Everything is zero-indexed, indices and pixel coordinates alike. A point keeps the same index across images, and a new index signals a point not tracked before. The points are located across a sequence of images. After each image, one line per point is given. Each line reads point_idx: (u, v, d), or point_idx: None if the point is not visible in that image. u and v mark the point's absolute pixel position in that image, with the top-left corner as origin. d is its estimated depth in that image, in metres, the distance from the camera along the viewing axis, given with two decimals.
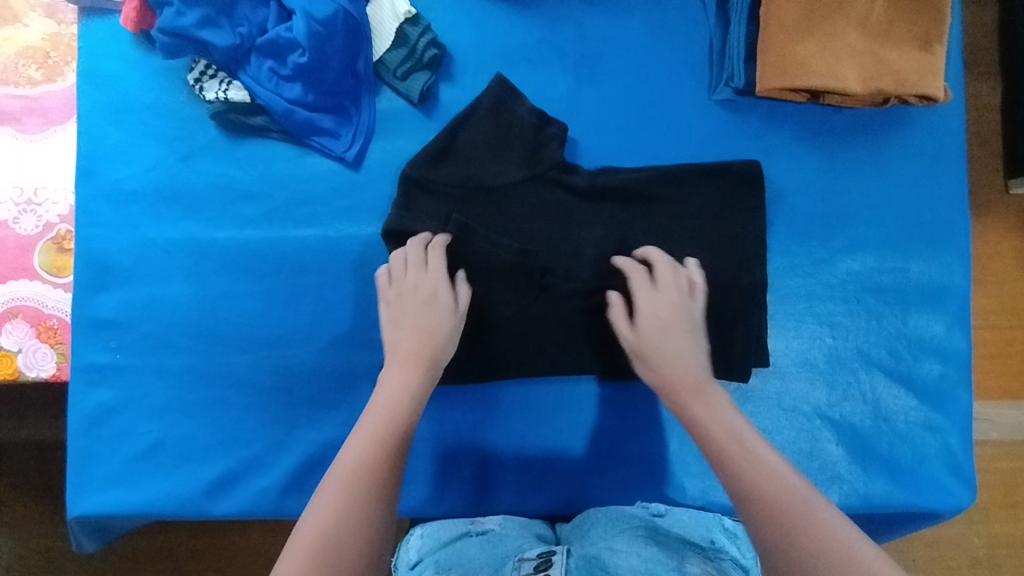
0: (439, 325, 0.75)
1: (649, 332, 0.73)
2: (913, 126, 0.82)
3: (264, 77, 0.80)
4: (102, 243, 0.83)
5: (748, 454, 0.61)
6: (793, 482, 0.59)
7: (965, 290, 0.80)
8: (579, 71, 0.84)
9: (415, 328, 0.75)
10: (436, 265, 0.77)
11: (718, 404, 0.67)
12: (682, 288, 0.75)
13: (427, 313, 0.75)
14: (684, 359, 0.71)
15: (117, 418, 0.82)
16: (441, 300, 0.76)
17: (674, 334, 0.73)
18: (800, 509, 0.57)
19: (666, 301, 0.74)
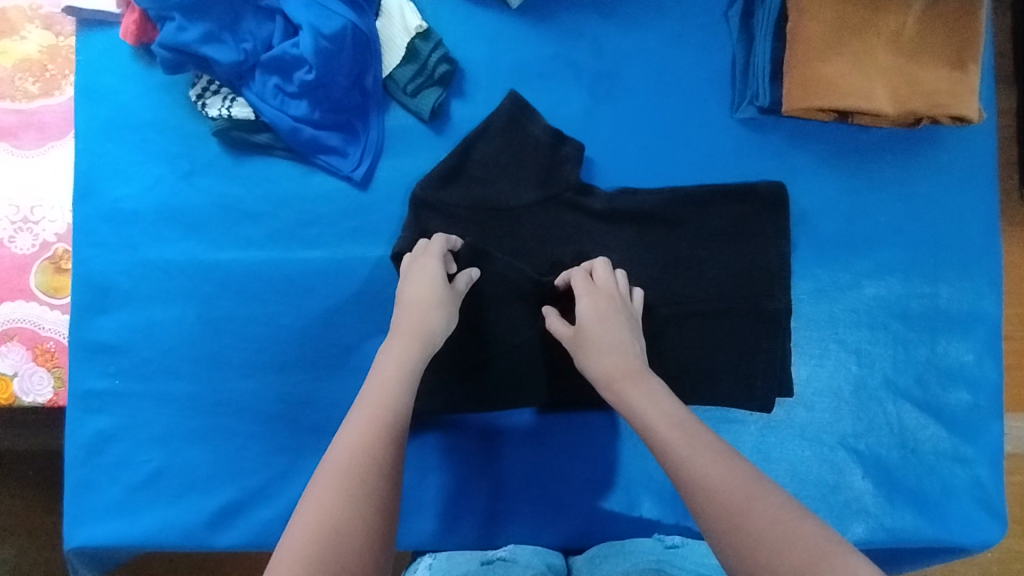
0: (431, 293, 0.69)
1: (586, 319, 0.69)
2: (943, 146, 0.78)
3: (269, 94, 0.77)
4: (100, 263, 0.80)
5: (705, 446, 0.57)
6: (749, 474, 0.54)
7: (995, 317, 0.77)
8: (595, 87, 0.81)
9: (407, 302, 0.69)
10: (435, 246, 0.72)
11: (658, 393, 0.64)
12: (618, 282, 0.72)
13: (422, 284, 0.70)
14: (623, 348, 0.67)
15: (115, 446, 0.79)
16: (433, 273, 0.70)
17: (612, 321, 0.69)
18: (756, 501, 0.52)
19: (605, 291, 0.71)
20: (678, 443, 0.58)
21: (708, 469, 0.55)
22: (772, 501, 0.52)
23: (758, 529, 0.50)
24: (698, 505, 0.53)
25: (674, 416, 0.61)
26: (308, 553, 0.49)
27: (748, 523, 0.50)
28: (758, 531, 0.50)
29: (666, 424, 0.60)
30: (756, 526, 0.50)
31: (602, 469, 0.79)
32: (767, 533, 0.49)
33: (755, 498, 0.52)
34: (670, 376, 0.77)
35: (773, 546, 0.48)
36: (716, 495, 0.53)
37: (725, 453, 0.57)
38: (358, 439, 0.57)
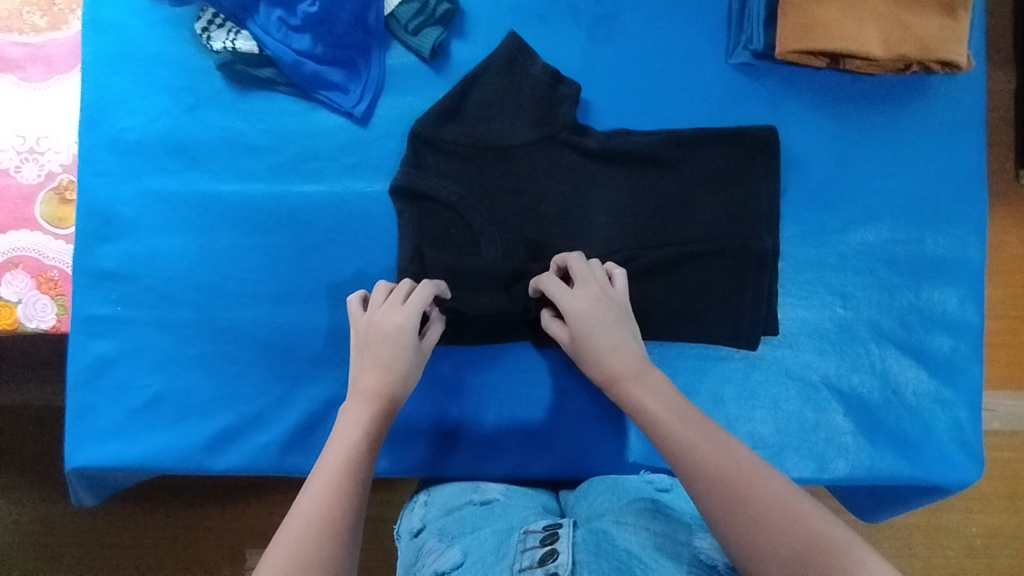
0: (403, 359, 0.68)
1: (580, 326, 0.69)
2: (933, 97, 0.80)
3: (272, 27, 0.79)
4: (105, 192, 0.82)
5: (708, 435, 0.59)
6: (750, 462, 0.57)
7: (979, 264, 0.79)
8: (594, 31, 0.82)
9: (376, 363, 0.68)
10: (414, 299, 0.71)
11: (660, 387, 0.65)
12: (599, 280, 0.71)
13: (394, 350, 0.68)
14: (619, 349, 0.67)
15: (117, 370, 0.81)
16: (406, 335, 0.69)
17: (603, 326, 0.68)
18: (757, 488, 0.54)
19: (591, 296, 0.70)
20: (678, 428, 0.60)
21: (713, 456, 0.57)
22: (773, 487, 0.54)
23: (757, 516, 0.53)
24: (698, 491, 0.56)
25: (673, 404, 0.63)
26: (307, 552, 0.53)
27: (749, 510, 0.53)
28: (757, 520, 0.52)
29: (667, 414, 0.62)
30: (756, 513, 0.53)
31: (587, 403, 0.81)
32: (765, 522, 0.52)
33: (754, 485, 0.55)
34: (659, 313, 0.78)
35: (768, 532, 0.52)
36: (714, 481, 0.56)
37: (727, 442, 0.59)
38: (357, 438, 0.63)
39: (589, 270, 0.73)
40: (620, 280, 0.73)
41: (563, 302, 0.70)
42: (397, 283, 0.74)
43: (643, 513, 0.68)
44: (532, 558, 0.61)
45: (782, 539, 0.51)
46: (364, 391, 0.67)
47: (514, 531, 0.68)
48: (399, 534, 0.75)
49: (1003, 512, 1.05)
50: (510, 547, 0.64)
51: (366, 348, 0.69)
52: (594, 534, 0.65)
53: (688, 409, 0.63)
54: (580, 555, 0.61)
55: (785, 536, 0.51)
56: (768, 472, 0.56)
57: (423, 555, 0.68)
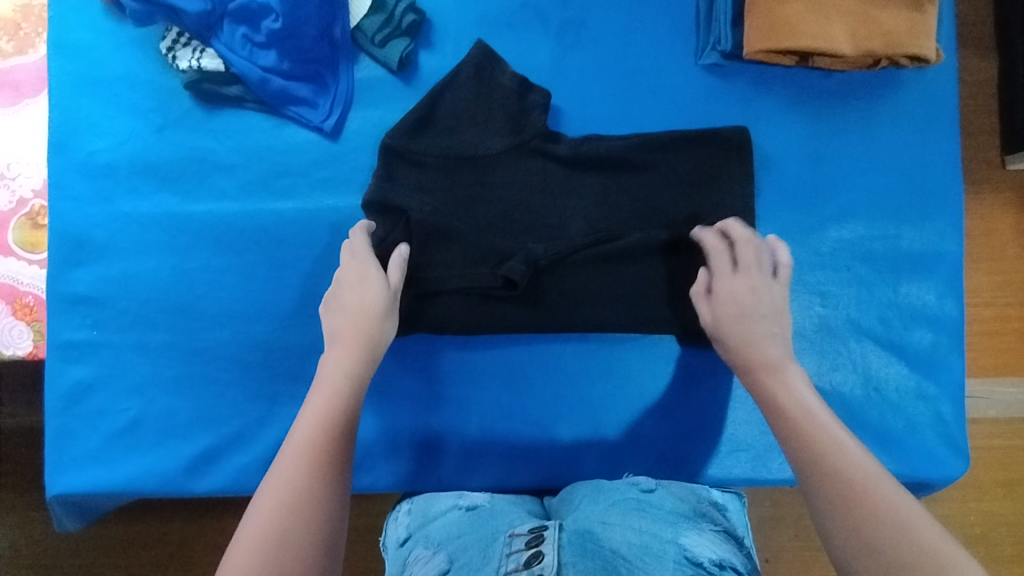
0: (369, 302, 0.72)
1: (719, 316, 0.71)
2: (904, 90, 0.80)
3: (237, 44, 0.78)
4: (76, 217, 0.82)
5: (826, 439, 0.59)
6: (867, 469, 0.56)
7: (957, 257, 0.79)
8: (562, 37, 0.82)
9: (343, 307, 0.73)
10: (360, 249, 0.75)
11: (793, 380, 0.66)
12: (765, 270, 0.72)
13: (355, 289, 0.73)
14: (760, 341, 0.68)
15: (95, 395, 0.80)
16: (372, 276, 0.73)
17: (740, 313, 0.70)
18: (874, 500, 0.54)
19: (746, 287, 0.71)
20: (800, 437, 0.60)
21: (818, 453, 0.58)
22: (889, 497, 0.54)
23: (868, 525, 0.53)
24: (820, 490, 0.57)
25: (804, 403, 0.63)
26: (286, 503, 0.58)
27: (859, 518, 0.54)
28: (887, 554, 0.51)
29: (798, 414, 0.62)
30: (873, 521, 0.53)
31: (571, 410, 0.80)
32: (858, 524, 0.53)
33: (871, 495, 0.55)
34: (640, 314, 0.78)
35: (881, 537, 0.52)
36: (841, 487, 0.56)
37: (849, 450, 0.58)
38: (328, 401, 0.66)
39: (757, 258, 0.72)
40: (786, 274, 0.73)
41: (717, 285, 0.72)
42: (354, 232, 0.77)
43: (629, 514, 0.68)
44: (518, 561, 0.61)
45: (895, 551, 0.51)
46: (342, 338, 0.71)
47: (499, 534, 0.67)
48: (385, 545, 0.75)
49: (1000, 499, 1.04)
50: (496, 551, 0.64)
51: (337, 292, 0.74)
52: (580, 536, 0.64)
53: (818, 413, 0.62)
54: (565, 556, 0.61)
55: (890, 539, 0.52)
56: (889, 484, 0.55)
57: (409, 564, 0.68)
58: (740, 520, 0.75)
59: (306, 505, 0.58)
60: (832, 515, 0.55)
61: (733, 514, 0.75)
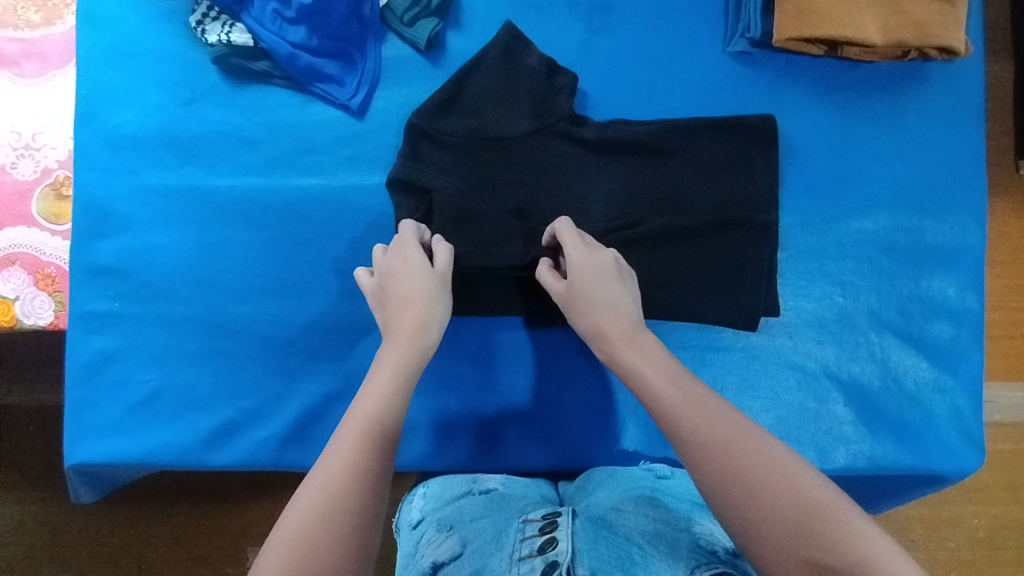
0: (425, 289, 0.67)
1: (576, 279, 0.67)
2: (930, 83, 0.80)
3: (267, 19, 0.79)
4: (101, 188, 0.82)
5: (699, 407, 0.56)
6: (738, 427, 0.54)
7: (979, 252, 0.79)
8: (590, 21, 0.82)
9: (400, 301, 0.67)
10: (409, 242, 0.71)
11: (652, 349, 0.63)
12: (585, 239, 0.71)
13: (411, 280, 0.68)
14: (617, 306, 0.66)
15: (115, 366, 0.81)
16: (417, 263, 0.69)
17: (595, 279, 0.67)
18: (750, 460, 0.52)
19: (592, 255, 0.69)
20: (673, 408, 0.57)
21: (695, 426, 0.55)
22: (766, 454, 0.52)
23: (751, 492, 0.50)
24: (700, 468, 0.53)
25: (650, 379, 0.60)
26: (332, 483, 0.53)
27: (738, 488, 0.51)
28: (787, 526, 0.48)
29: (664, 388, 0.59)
30: (749, 487, 0.51)
31: (588, 394, 0.81)
32: (748, 499, 0.50)
33: (748, 459, 0.52)
34: (664, 300, 0.78)
35: (763, 502, 0.50)
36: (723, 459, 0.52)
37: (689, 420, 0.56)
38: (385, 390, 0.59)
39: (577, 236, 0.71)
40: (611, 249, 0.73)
41: (566, 255, 0.69)
42: (404, 228, 0.72)
43: (641, 502, 0.68)
44: (532, 546, 0.62)
45: (775, 522, 0.49)
46: (397, 327, 0.65)
47: (513, 519, 0.68)
48: (398, 528, 0.75)
49: (1005, 503, 1.04)
50: (509, 536, 0.65)
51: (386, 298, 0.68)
52: (593, 523, 0.65)
53: (683, 382, 0.59)
54: (579, 543, 0.61)
55: (779, 507, 0.49)
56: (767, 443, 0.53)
57: (422, 546, 0.68)
58: None
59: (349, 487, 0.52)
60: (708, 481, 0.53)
61: None
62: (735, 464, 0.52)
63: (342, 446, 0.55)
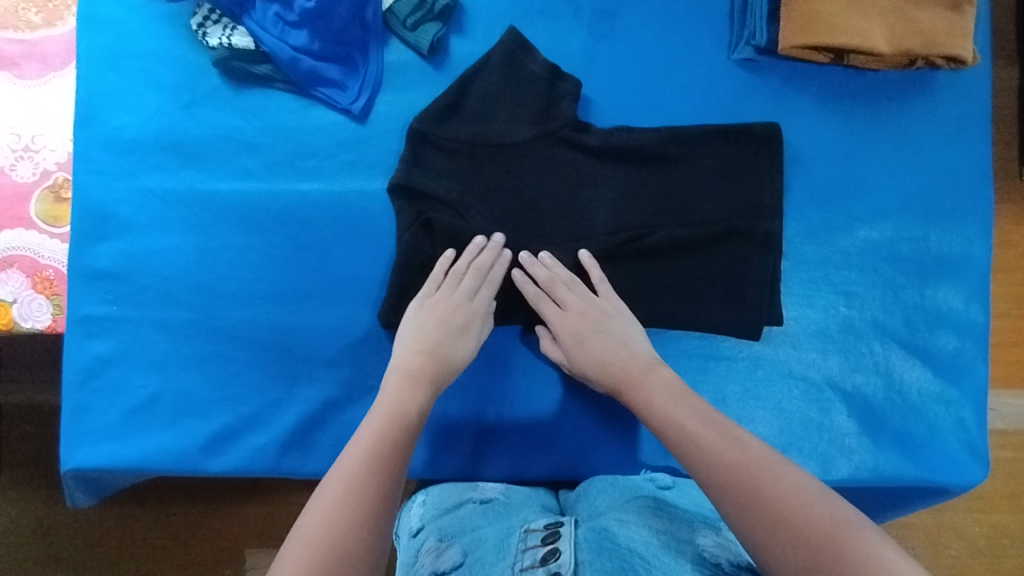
0: (462, 357, 0.72)
1: (574, 343, 0.73)
2: (937, 92, 0.79)
3: (269, 22, 0.78)
4: (100, 191, 0.81)
5: (719, 431, 0.59)
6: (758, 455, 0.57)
7: (984, 263, 0.78)
8: (595, 27, 0.81)
9: (427, 348, 0.71)
10: (492, 281, 0.76)
11: (665, 383, 0.67)
12: (578, 291, 0.75)
13: (448, 335, 0.72)
14: (620, 353, 0.71)
15: (112, 370, 0.80)
16: (472, 331, 0.74)
17: (597, 337, 0.73)
18: (768, 483, 0.54)
19: (577, 313, 0.74)
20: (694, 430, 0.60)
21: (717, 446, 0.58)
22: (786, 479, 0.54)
23: (772, 504, 0.52)
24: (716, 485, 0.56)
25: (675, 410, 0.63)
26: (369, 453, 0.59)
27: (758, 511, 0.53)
28: (804, 535, 0.50)
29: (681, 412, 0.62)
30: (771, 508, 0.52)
31: (589, 401, 0.80)
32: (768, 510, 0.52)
33: (779, 490, 0.53)
34: (667, 308, 0.78)
35: (788, 524, 0.51)
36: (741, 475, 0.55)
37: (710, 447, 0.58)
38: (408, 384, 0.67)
39: (564, 281, 0.76)
40: (606, 287, 0.76)
41: (552, 323, 0.75)
42: (501, 261, 0.76)
43: (645, 512, 0.68)
44: (534, 558, 0.62)
45: (794, 530, 0.51)
46: (411, 371, 0.68)
47: (515, 529, 0.67)
48: (398, 534, 0.74)
49: (1008, 512, 1.04)
50: (511, 546, 0.65)
51: (427, 321, 0.73)
52: (596, 534, 0.64)
53: (704, 409, 0.62)
54: (582, 554, 0.61)
55: (798, 522, 0.51)
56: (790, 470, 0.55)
57: (422, 555, 0.67)
58: None
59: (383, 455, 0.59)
60: (733, 506, 0.54)
61: None
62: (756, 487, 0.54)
63: (368, 438, 0.60)
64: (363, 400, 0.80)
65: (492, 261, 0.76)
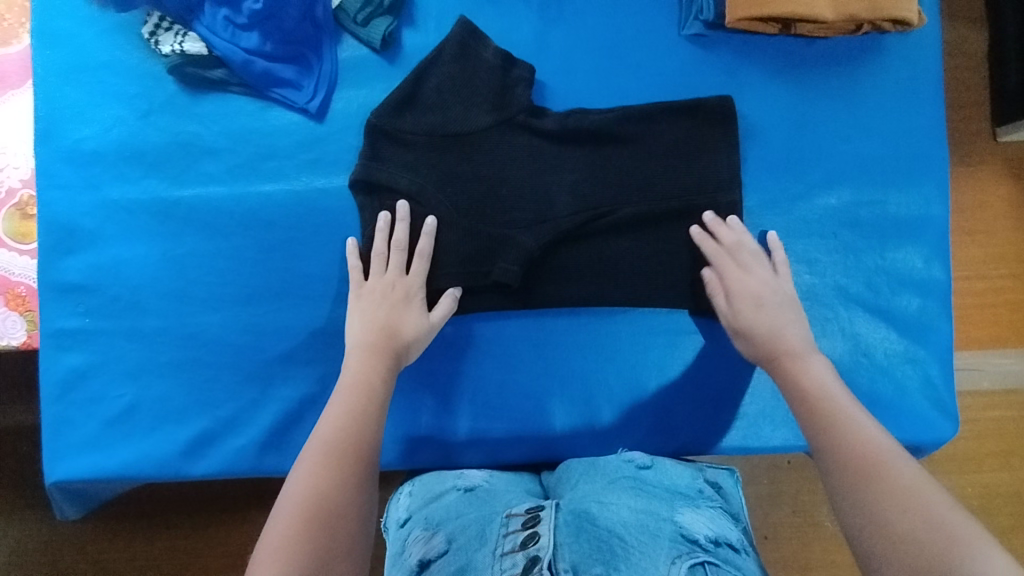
0: (410, 330, 0.73)
1: (746, 308, 0.72)
2: (888, 55, 0.80)
3: (219, 26, 0.79)
4: (65, 206, 0.82)
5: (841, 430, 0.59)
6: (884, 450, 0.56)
7: (944, 223, 0.79)
8: (545, 11, 0.82)
9: (374, 326, 0.72)
10: (420, 253, 0.77)
11: (817, 368, 0.66)
12: (765, 265, 0.74)
13: (392, 313, 0.73)
14: (786, 332, 0.70)
15: (89, 382, 0.81)
16: (415, 305, 0.75)
17: (765, 311, 0.71)
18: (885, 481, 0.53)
19: (761, 286, 0.73)
20: (822, 422, 0.61)
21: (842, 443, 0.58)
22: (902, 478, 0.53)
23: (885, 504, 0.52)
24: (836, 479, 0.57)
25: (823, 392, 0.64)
26: (343, 425, 0.63)
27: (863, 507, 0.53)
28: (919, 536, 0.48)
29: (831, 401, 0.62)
30: (878, 503, 0.52)
31: (563, 384, 0.80)
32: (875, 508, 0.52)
33: (900, 493, 0.52)
34: (631, 285, 0.79)
35: (892, 521, 0.51)
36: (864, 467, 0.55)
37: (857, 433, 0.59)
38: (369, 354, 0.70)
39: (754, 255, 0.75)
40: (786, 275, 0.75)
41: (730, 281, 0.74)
42: (425, 232, 0.77)
43: (626, 493, 0.68)
44: (514, 542, 0.62)
45: (904, 529, 0.50)
46: (367, 346, 0.71)
47: (496, 515, 0.68)
48: (385, 525, 0.75)
49: (996, 469, 1.04)
50: (493, 531, 0.65)
51: (367, 305, 0.74)
52: (576, 517, 0.64)
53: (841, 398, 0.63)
54: (560, 536, 0.61)
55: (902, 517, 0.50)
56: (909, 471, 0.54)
57: (409, 544, 0.68)
58: (734, 493, 0.75)
59: (354, 425, 0.63)
60: (846, 497, 0.55)
61: (726, 487, 0.75)
62: (871, 482, 0.54)
63: (339, 408, 0.64)
64: None
65: (429, 244, 0.77)
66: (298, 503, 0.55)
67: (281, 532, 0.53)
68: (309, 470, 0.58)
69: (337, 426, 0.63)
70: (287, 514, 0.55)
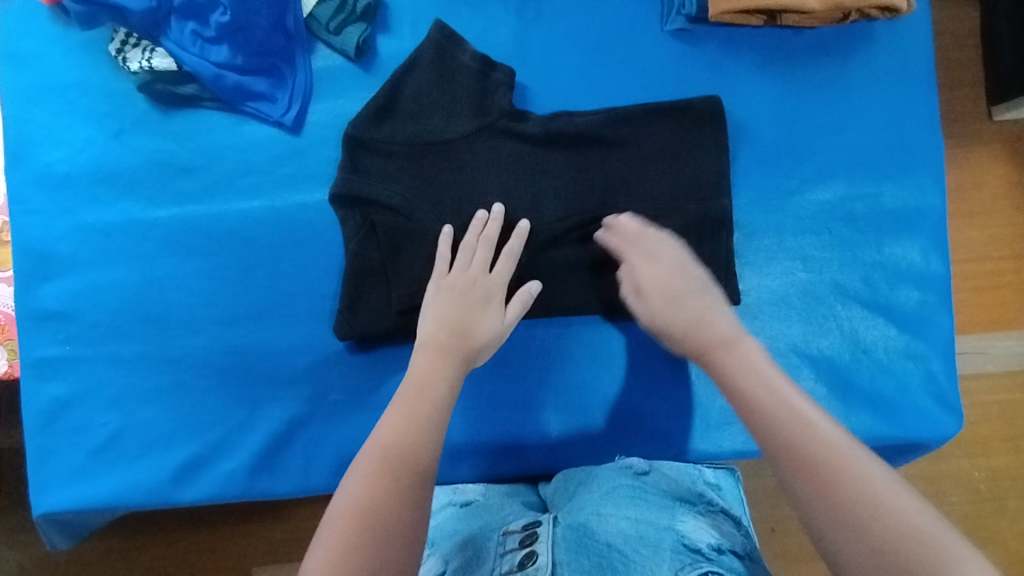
0: (487, 333, 0.68)
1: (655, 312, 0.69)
2: (876, 42, 0.78)
3: (187, 41, 0.76)
4: (39, 231, 0.80)
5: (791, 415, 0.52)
6: (830, 436, 0.50)
7: (940, 214, 0.77)
8: (524, 12, 0.80)
9: (448, 324, 0.67)
10: (510, 252, 0.73)
11: (749, 353, 0.60)
12: (676, 256, 0.71)
13: (466, 313, 0.68)
14: (709, 319, 0.65)
15: (73, 411, 0.79)
16: (492, 305, 0.70)
17: (674, 310, 0.68)
18: (842, 474, 0.47)
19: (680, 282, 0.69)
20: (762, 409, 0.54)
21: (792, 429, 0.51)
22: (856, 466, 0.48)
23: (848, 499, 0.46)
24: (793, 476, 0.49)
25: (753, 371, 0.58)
26: (401, 423, 0.57)
27: (864, 538, 0.43)
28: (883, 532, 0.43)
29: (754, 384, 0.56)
30: (835, 500, 0.46)
31: (555, 394, 0.78)
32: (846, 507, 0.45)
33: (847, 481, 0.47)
34: (617, 292, 0.77)
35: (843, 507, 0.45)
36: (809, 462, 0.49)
37: (806, 429, 0.51)
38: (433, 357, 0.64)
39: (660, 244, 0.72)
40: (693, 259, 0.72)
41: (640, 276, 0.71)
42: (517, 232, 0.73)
43: (624, 502, 0.65)
44: (512, 562, 0.60)
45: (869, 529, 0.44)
46: (436, 345, 0.65)
47: (493, 532, 0.66)
48: None
49: (1004, 453, 1.01)
50: (490, 551, 0.63)
51: (442, 302, 0.69)
52: (575, 532, 0.62)
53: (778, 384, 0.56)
54: (559, 555, 0.59)
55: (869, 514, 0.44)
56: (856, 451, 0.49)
57: None
58: (734, 495, 0.73)
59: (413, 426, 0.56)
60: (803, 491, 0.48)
61: (726, 490, 0.73)
62: (816, 474, 0.48)
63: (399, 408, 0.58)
64: (327, 416, 0.78)
65: (498, 229, 0.74)
66: (351, 510, 0.50)
67: (331, 541, 0.48)
68: (366, 474, 0.52)
69: (396, 428, 0.56)
70: (339, 521, 0.49)
